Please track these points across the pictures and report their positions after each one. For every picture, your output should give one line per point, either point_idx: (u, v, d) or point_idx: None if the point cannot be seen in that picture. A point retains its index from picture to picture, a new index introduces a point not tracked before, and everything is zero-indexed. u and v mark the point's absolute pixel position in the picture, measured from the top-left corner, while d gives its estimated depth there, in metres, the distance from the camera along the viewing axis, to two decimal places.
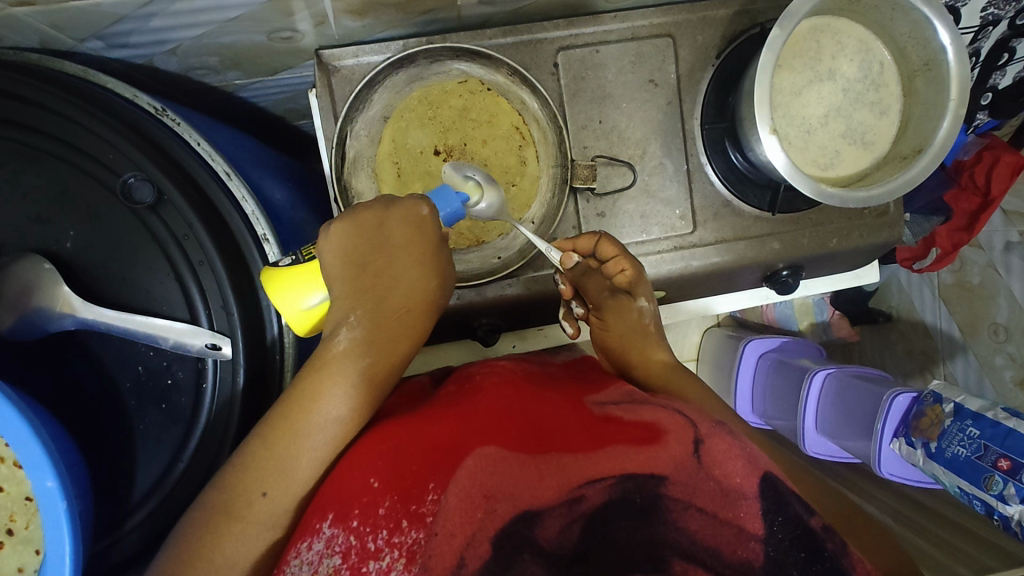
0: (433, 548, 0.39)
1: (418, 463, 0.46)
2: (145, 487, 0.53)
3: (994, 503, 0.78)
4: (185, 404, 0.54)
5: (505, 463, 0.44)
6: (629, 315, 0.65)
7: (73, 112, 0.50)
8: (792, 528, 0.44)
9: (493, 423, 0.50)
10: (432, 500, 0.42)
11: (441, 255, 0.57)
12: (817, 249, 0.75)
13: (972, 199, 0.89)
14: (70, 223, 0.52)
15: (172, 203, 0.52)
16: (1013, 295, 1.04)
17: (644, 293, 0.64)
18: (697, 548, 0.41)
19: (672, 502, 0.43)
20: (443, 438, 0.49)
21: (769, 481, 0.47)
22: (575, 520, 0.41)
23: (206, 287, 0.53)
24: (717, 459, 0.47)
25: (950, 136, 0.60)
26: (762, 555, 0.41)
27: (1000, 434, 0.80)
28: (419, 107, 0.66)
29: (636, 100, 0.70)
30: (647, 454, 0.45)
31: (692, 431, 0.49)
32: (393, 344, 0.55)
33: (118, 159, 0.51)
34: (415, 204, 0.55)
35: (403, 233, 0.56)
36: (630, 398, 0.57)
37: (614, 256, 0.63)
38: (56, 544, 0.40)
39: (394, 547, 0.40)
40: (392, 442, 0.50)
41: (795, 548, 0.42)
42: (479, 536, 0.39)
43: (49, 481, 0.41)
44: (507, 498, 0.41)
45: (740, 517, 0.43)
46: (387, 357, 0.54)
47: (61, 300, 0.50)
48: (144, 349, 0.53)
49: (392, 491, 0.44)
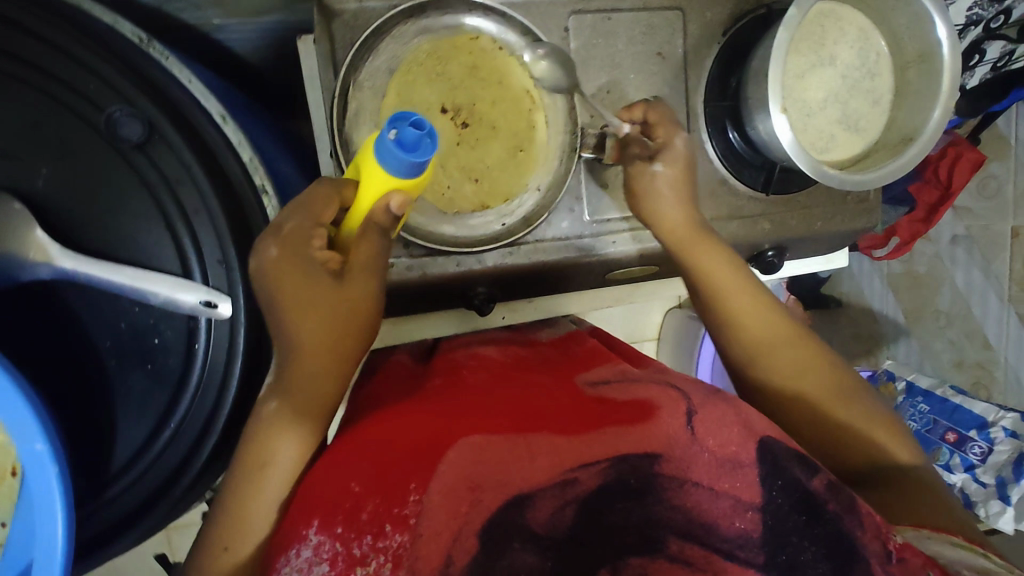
0: (418, 550, 0.38)
1: (397, 460, 0.44)
2: (129, 453, 0.49)
3: (940, 471, 0.85)
4: (173, 365, 0.50)
5: (486, 456, 0.43)
6: (648, 177, 0.62)
7: (47, 30, 0.44)
8: (793, 492, 0.45)
9: (470, 417, 0.49)
10: (414, 499, 0.40)
11: (320, 278, 0.45)
12: (803, 232, 0.78)
13: (933, 192, 0.95)
14: (42, 160, 0.46)
15: (164, 143, 0.47)
16: (956, 285, 1.12)
17: (660, 156, 0.61)
18: (693, 526, 0.42)
19: (667, 480, 0.43)
20: (426, 433, 0.46)
21: (765, 446, 0.47)
22: (569, 502, 0.41)
23: (201, 238, 0.49)
24: (710, 428, 0.48)
25: (939, 125, 0.63)
26: (759, 524, 0.43)
27: (947, 409, 0.88)
28: (427, 62, 0.62)
29: (644, 72, 0.70)
30: (645, 432, 0.46)
31: (685, 403, 0.50)
32: (315, 377, 0.46)
33: (101, 90, 0.46)
34: (262, 249, 0.46)
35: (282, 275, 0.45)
36: (622, 377, 0.58)
37: (659, 124, 0.63)
38: (48, 508, 0.37)
39: (380, 551, 0.39)
40: (371, 442, 0.47)
41: (796, 511, 0.44)
42: (466, 530, 0.39)
43: (39, 444, 0.37)
44: (493, 488, 0.41)
45: (736, 487, 0.44)
46: (318, 390, 0.47)
47: (34, 246, 0.44)
48: (128, 304, 0.49)
49: (376, 492, 0.41)
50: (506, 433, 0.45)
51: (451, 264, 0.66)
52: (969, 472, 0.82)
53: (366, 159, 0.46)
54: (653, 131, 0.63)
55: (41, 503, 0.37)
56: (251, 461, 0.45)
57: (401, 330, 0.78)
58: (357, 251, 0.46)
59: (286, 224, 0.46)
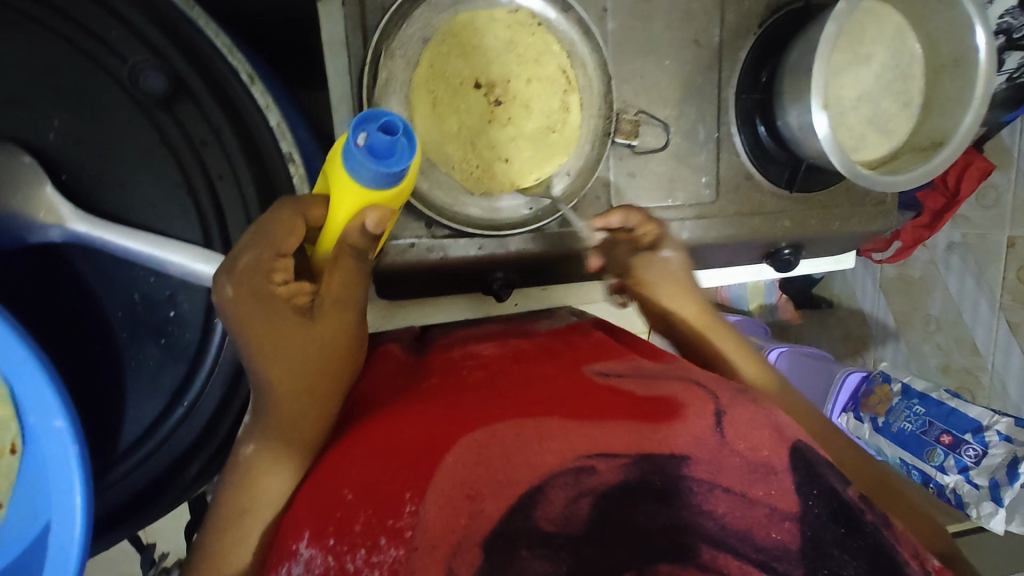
0: (415, 564, 0.34)
1: (392, 469, 0.40)
2: (137, 432, 0.46)
3: (933, 473, 0.88)
4: (188, 341, 0.47)
5: (489, 452, 0.40)
6: (660, 266, 0.62)
7: None
8: (829, 500, 0.43)
9: (469, 412, 0.45)
10: (409, 511, 0.36)
11: (291, 316, 0.42)
12: (821, 231, 0.77)
13: (938, 199, 0.97)
14: (55, 110, 0.42)
15: (191, 99, 0.44)
16: (949, 291, 1.14)
17: (664, 244, 0.62)
18: (725, 534, 0.40)
19: (695, 483, 0.42)
20: (422, 433, 0.42)
21: (799, 453, 0.46)
22: (583, 495, 0.39)
23: (226, 206, 0.45)
24: (740, 431, 0.46)
25: (970, 132, 0.63)
26: (797, 536, 0.41)
27: (943, 412, 0.89)
28: (462, 33, 0.60)
29: (679, 59, 0.69)
30: (664, 431, 0.44)
31: (713, 403, 0.48)
32: (298, 403, 0.43)
33: (124, 37, 0.42)
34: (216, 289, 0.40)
35: (243, 324, 0.40)
36: (636, 372, 0.55)
37: (642, 220, 0.62)
38: (68, 489, 0.34)
39: (374, 566, 0.34)
40: (362, 448, 0.43)
41: (834, 522, 0.42)
42: (468, 540, 0.35)
43: (58, 420, 0.34)
44: (496, 491, 0.38)
45: (771, 495, 0.42)
46: (298, 407, 0.43)
47: (45, 206, 0.41)
48: (144, 272, 0.45)
49: (368, 501, 0.38)
50: (512, 427, 0.42)
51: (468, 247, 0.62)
52: (962, 474, 0.84)
53: (335, 173, 0.41)
54: (636, 227, 0.62)
55: (60, 482, 0.34)
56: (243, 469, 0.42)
57: (410, 315, 0.74)
58: (330, 280, 0.44)
59: (242, 254, 0.40)
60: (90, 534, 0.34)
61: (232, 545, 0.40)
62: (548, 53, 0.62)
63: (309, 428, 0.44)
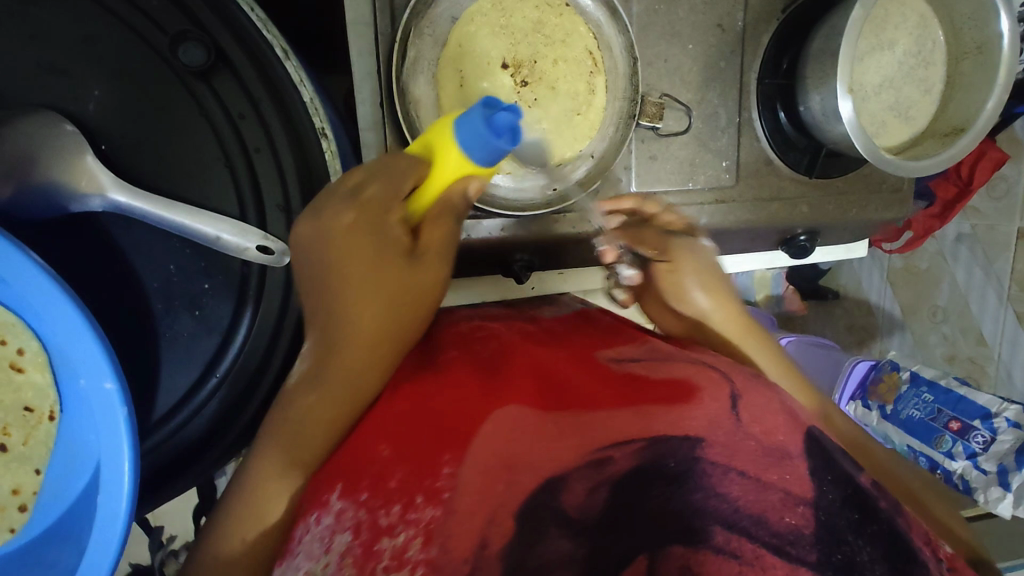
0: (451, 526, 0.33)
1: (429, 437, 0.40)
2: (171, 402, 0.47)
3: (942, 459, 0.88)
4: (223, 313, 0.47)
5: (521, 428, 0.41)
6: (697, 252, 0.63)
7: None
8: (844, 488, 0.41)
9: (502, 391, 0.45)
10: (447, 473, 0.37)
11: (392, 251, 0.43)
12: (839, 216, 0.78)
13: (950, 189, 0.97)
14: (94, 80, 0.42)
15: (229, 73, 0.44)
16: (956, 281, 1.14)
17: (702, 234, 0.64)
18: (739, 517, 0.36)
19: (710, 466, 0.39)
20: (461, 407, 0.43)
21: (813, 439, 0.45)
22: (601, 484, 0.37)
23: (262, 179, 0.46)
24: (755, 415, 0.44)
25: (991, 119, 0.63)
26: (812, 521, 0.38)
27: (952, 399, 0.91)
28: (491, 12, 0.60)
29: (702, 43, 0.69)
30: (677, 413, 0.42)
31: (727, 386, 0.47)
32: (350, 345, 0.42)
33: (166, 9, 0.42)
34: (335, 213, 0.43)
35: (339, 244, 0.43)
36: (651, 355, 0.54)
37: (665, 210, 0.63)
38: (115, 453, 0.34)
39: (409, 524, 0.34)
40: (394, 418, 0.42)
41: (848, 509, 0.39)
42: (502, 510, 0.34)
43: (108, 382, 0.34)
44: (530, 468, 0.37)
45: (785, 479, 0.39)
46: (354, 352, 0.42)
47: (85, 175, 0.41)
48: (179, 244, 0.46)
49: (406, 461, 0.38)
50: (538, 418, 0.42)
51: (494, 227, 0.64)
52: (970, 459, 0.85)
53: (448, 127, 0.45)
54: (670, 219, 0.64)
55: (109, 444, 0.34)
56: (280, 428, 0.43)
57: None
58: (433, 233, 0.46)
59: (366, 187, 0.44)
60: (138, 497, 0.35)
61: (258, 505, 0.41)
62: (577, 34, 0.62)
63: (318, 397, 0.42)
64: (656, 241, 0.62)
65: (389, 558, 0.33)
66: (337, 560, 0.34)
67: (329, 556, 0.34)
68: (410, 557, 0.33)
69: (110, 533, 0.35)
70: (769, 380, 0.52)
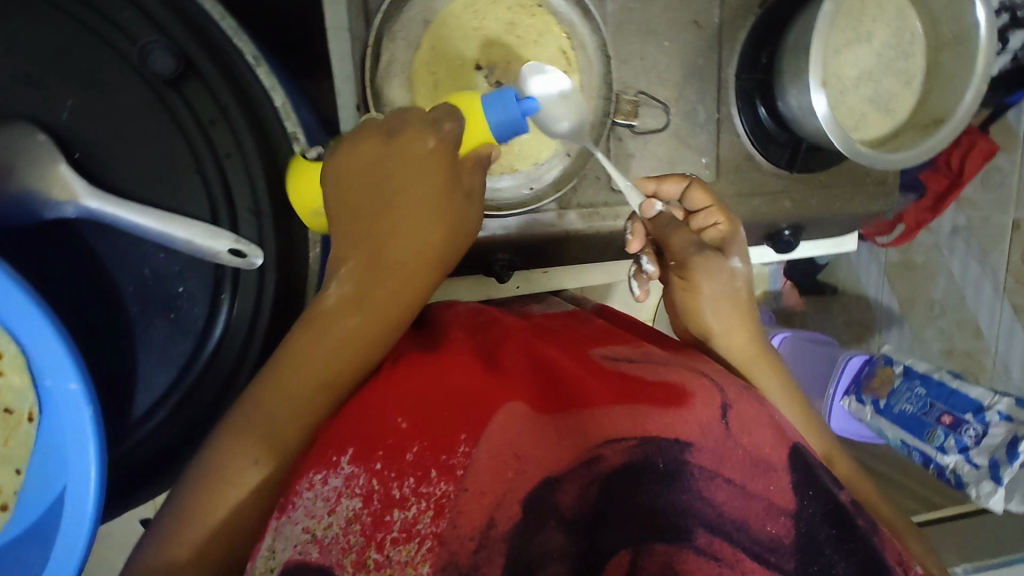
0: (462, 504, 0.36)
1: (448, 408, 0.41)
2: (148, 402, 0.48)
3: (934, 453, 0.87)
4: (197, 315, 0.48)
5: (527, 422, 0.41)
6: (722, 276, 0.55)
7: None
8: (823, 502, 0.42)
9: (507, 378, 0.45)
10: (463, 452, 0.38)
11: (456, 198, 0.47)
12: (822, 211, 0.77)
13: (941, 180, 0.96)
14: (66, 90, 0.43)
15: (198, 80, 0.45)
16: (952, 274, 1.12)
17: (736, 252, 0.57)
18: (722, 520, 0.39)
19: (699, 470, 0.40)
20: (471, 386, 0.43)
21: (797, 452, 0.44)
22: (594, 480, 0.39)
23: (233, 184, 0.47)
24: (744, 425, 0.44)
25: (970, 110, 0.63)
26: (791, 530, 0.40)
27: (944, 393, 0.88)
28: (463, 15, 0.60)
29: (678, 40, 0.69)
30: (671, 416, 0.42)
31: (719, 395, 0.46)
32: (397, 273, 0.45)
33: (135, 19, 0.43)
34: (420, 137, 0.45)
35: (409, 170, 0.46)
36: (646, 357, 0.51)
37: (705, 206, 0.61)
38: (83, 452, 0.36)
39: (421, 497, 0.36)
40: (403, 383, 0.43)
41: (825, 523, 0.41)
42: (508, 497, 0.36)
43: (73, 383, 0.35)
44: (536, 460, 0.38)
45: (770, 490, 0.41)
46: (399, 282, 0.45)
47: (59, 183, 0.42)
48: (154, 249, 0.47)
49: (421, 435, 0.39)
50: (538, 414, 0.42)
51: (495, 227, 0.67)
52: (962, 454, 0.84)
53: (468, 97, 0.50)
54: (705, 226, 0.61)
55: (75, 445, 0.36)
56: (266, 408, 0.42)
57: None
58: (474, 179, 0.49)
59: (444, 121, 0.46)
60: (105, 493, 0.36)
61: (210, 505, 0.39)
62: (551, 33, 0.63)
63: (314, 364, 0.42)
64: (679, 250, 0.57)
65: (399, 530, 0.35)
66: (344, 524, 0.36)
67: (334, 518, 0.36)
68: (420, 529, 0.36)
69: (79, 528, 0.36)
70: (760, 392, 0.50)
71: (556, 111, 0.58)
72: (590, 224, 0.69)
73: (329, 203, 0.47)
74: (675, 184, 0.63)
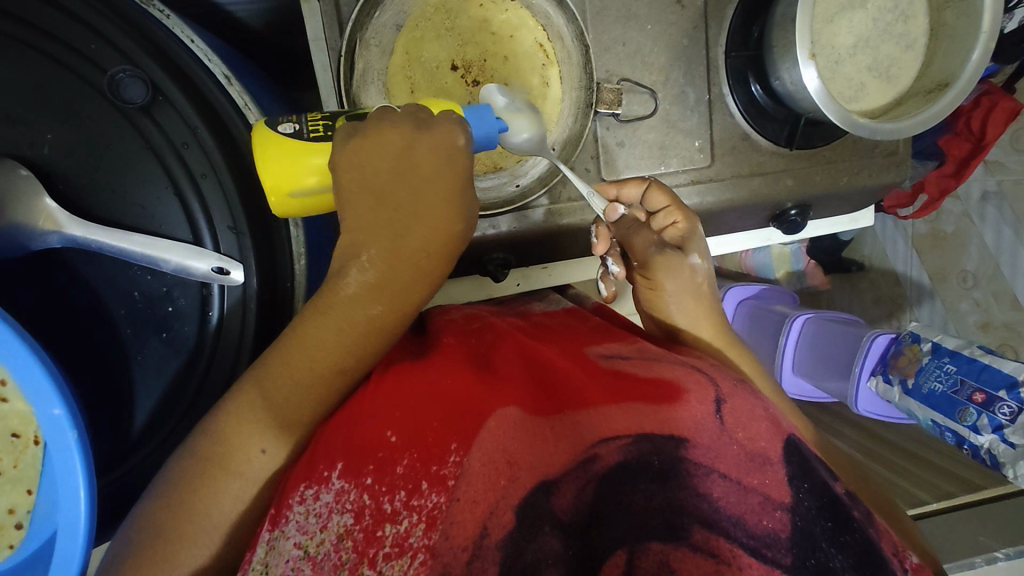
0: (454, 514, 0.34)
1: (438, 417, 0.40)
2: (146, 419, 0.49)
3: (967, 433, 0.77)
4: (188, 333, 0.49)
5: (521, 428, 0.39)
6: (684, 274, 0.56)
7: None
8: (819, 496, 0.39)
9: (502, 383, 0.45)
10: (454, 461, 0.37)
11: (466, 193, 0.50)
12: (828, 187, 0.74)
13: (964, 145, 0.90)
14: (46, 125, 0.45)
15: (169, 105, 0.46)
16: (985, 243, 1.06)
17: (694, 249, 0.57)
18: (719, 516, 0.35)
19: (694, 466, 0.37)
20: (462, 391, 0.43)
21: (793, 445, 0.42)
22: (590, 481, 0.36)
23: (210, 203, 0.48)
24: (740, 420, 0.41)
25: (977, 70, 0.59)
26: (788, 525, 0.36)
27: (976, 368, 0.79)
28: (435, 16, 0.61)
29: (661, 22, 0.67)
30: (665, 412, 0.40)
31: (712, 390, 0.44)
32: (415, 263, 0.47)
33: (102, 50, 0.45)
34: (450, 131, 0.48)
35: (433, 165, 0.48)
36: (641, 353, 0.50)
37: (665, 206, 0.59)
38: (70, 474, 0.37)
39: (413, 510, 0.35)
40: (394, 394, 0.43)
41: (821, 517, 0.37)
42: (502, 503, 0.34)
43: (56, 409, 0.37)
44: (530, 465, 0.36)
45: (765, 484, 0.38)
46: (416, 272, 0.47)
47: (43, 215, 0.44)
48: (141, 272, 0.48)
49: (413, 445, 0.38)
50: (532, 418, 0.41)
51: (485, 227, 0.66)
52: (997, 433, 0.74)
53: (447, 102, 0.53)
54: (664, 227, 0.59)
55: (62, 467, 0.37)
56: (263, 414, 0.42)
57: None
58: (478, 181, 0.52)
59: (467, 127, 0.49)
60: (95, 512, 0.37)
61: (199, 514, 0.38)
62: (527, 26, 0.62)
63: (314, 373, 0.43)
64: (640, 252, 0.57)
65: (391, 545, 0.34)
66: (336, 540, 0.35)
67: (326, 534, 0.35)
68: (412, 543, 0.34)
69: (73, 544, 0.38)
70: (756, 386, 0.47)
71: (516, 122, 0.55)
72: (580, 219, 0.68)
73: (344, 185, 0.48)
74: (635, 187, 0.61)
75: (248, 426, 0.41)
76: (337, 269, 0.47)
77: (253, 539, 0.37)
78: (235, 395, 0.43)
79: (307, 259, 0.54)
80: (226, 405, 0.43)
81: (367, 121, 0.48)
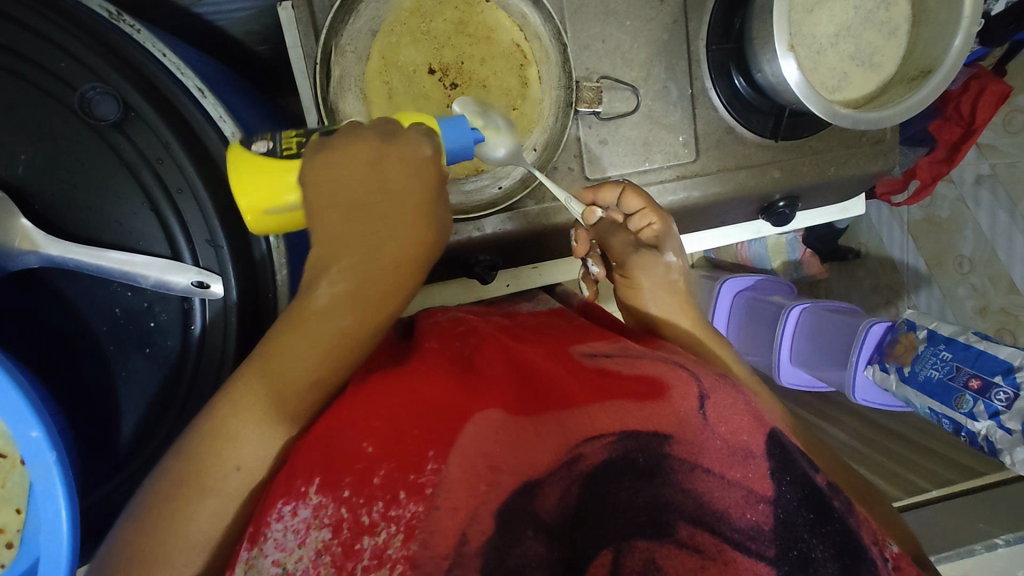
0: (433, 523, 0.34)
1: (420, 425, 0.40)
2: (134, 434, 0.49)
3: (963, 420, 0.77)
4: (171, 347, 0.49)
5: (502, 432, 0.39)
6: (660, 271, 0.58)
7: (27, 17, 0.44)
8: (802, 488, 0.38)
9: (485, 386, 0.44)
10: (432, 469, 0.36)
11: (433, 201, 0.49)
12: (815, 178, 0.73)
13: (954, 130, 0.88)
14: (20, 145, 0.45)
15: (142, 121, 0.46)
16: (980, 227, 1.02)
17: (669, 247, 0.58)
18: (704, 511, 0.35)
19: (677, 463, 0.37)
20: (442, 398, 0.42)
21: (775, 438, 0.42)
22: (576, 481, 0.36)
23: (188, 217, 0.48)
24: (722, 414, 0.41)
25: (961, 54, 0.58)
26: (771, 517, 0.36)
27: (971, 355, 0.78)
28: (410, 20, 0.60)
29: (641, 17, 0.67)
30: (650, 409, 0.39)
31: (695, 385, 0.43)
32: (389, 274, 0.47)
33: (72, 69, 0.45)
34: (418, 143, 0.48)
35: (400, 176, 0.48)
36: (625, 351, 0.49)
37: (640, 209, 0.58)
38: (50, 495, 0.37)
39: (391, 521, 0.35)
40: (374, 404, 0.42)
41: (804, 508, 0.37)
42: (483, 509, 0.34)
43: (35, 431, 0.37)
44: (513, 469, 0.36)
45: (748, 477, 0.37)
46: (388, 283, 0.46)
47: (20, 235, 0.44)
48: (121, 288, 0.48)
49: (390, 456, 0.38)
50: (515, 421, 0.40)
51: (471, 229, 0.66)
52: (993, 419, 0.73)
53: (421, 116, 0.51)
54: (639, 225, 0.59)
55: (42, 488, 0.37)
56: (239, 428, 0.42)
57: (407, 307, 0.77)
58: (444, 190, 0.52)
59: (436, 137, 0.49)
60: (77, 530, 0.38)
61: (180, 532, 0.38)
62: (506, 27, 0.62)
63: (295, 385, 0.43)
64: (618, 253, 0.59)
65: (370, 557, 0.34)
66: (314, 556, 0.35)
67: (304, 551, 0.35)
68: (391, 555, 0.33)
69: (57, 563, 0.38)
70: (737, 379, 0.47)
71: (494, 137, 0.55)
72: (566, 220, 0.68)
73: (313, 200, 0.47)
74: (610, 191, 0.60)
75: (226, 440, 0.41)
76: (319, 280, 0.46)
77: (232, 558, 0.37)
78: (213, 407, 0.43)
79: (289, 270, 0.54)
80: (203, 420, 0.42)
81: (331, 137, 0.48)
